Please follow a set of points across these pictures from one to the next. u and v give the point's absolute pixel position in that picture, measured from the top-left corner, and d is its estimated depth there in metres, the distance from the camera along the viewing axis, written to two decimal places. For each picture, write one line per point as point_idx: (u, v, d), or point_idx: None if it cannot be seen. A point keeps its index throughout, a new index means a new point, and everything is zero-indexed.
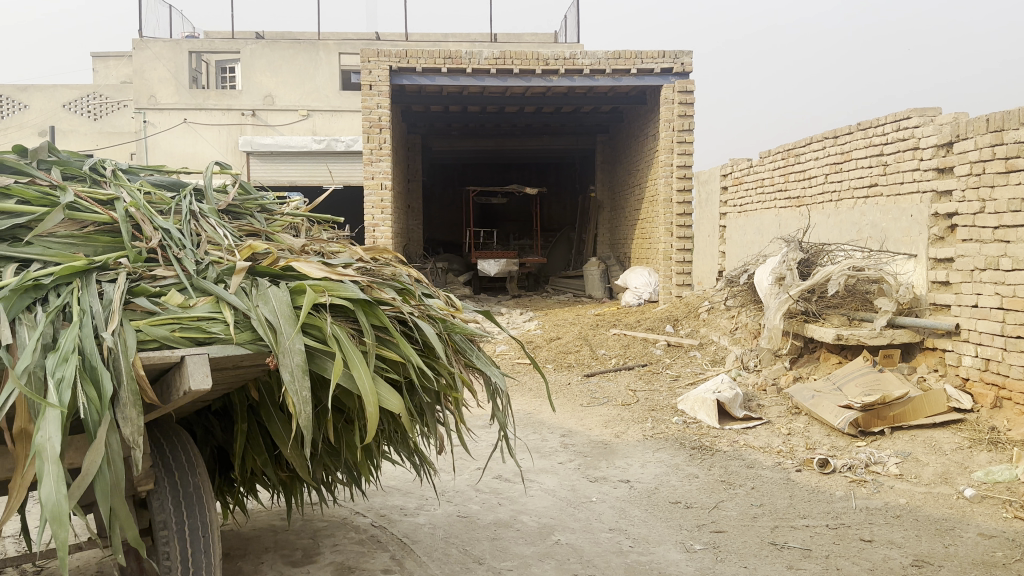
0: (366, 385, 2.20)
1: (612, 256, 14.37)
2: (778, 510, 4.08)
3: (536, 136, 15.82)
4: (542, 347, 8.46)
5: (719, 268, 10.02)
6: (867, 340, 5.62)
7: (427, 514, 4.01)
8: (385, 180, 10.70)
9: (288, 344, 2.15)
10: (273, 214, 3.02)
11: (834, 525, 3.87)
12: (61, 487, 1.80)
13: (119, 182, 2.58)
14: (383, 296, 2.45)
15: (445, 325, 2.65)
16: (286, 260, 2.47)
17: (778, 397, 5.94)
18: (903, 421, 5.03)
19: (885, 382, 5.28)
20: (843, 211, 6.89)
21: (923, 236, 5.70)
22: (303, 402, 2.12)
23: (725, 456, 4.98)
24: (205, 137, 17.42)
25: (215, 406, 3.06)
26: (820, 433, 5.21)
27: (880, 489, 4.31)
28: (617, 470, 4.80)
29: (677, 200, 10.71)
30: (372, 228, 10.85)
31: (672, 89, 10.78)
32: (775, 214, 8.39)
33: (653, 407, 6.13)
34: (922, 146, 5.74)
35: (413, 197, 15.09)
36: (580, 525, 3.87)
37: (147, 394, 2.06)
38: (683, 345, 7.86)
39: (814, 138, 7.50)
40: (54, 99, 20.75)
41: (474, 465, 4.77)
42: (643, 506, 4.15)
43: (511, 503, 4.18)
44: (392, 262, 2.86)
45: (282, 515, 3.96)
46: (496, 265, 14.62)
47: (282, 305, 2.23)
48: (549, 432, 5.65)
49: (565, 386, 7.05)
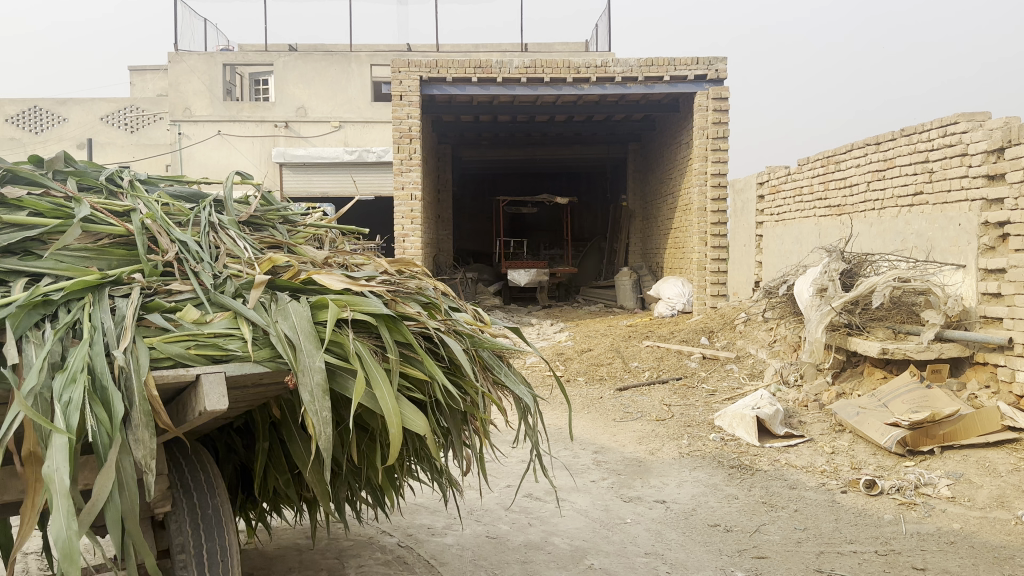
0: (389, 404, 2.08)
1: (644, 266, 14.18)
2: (824, 534, 3.88)
3: (566, 145, 15.73)
4: (573, 359, 8.30)
5: (755, 278, 9.80)
6: (914, 354, 5.38)
7: (456, 534, 3.89)
8: (415, 190, 10.63)
9: (308, 362, 2.04)
10: (296, 225, 2.93)
11: (884, 551, 3.66)
12: (71, 521, 1.70)
13: (136, 194, 2.50)
14: (408, 311, 2.33)
15: (473, 341, 2.53)
16: (307, 273, 2.37)
17: (820, 413, 5.73)
18: (953, 440, 4.81)
19: (934, 399, 5.05)
20: (886, 220, 6.67)
21: (971, 246, 5.46)
22: (323, 423, 2.00)
23: (766, 475, 4.79)
24: (238, 149, 17.64)
25: (237, 423, 2.96)
26: (866, 451, 4.99)
27: (932, 513, 4.09)
28: (652, 489, 4.64)
29: (712, 209, 10.56)
30: (401, 239, 10.81)
31: (706, 96, 10.58)
32: (814, 222, 8.17)
33: (689, 422, 5.94)
34: (971, 152, 5.49)
35: (443, 207, 15.02)
36: (614, 548, 3.71)
37: (161, 415, 1.96)
38: (719, 357, 7.66)
39: (854, 145, 7.29)
40: (93, 112, 21.04)
41: (504, 483, 4.63)
42: (680, 529, 3.98)
43: (542, 524, 4.04)
44: (418, 275, 2.74)
45: (307, 533, 3.85)
46: (526, 275, 14.51)
47: (301, 320, 2.12)
48: (581, 448, 5.50)
49: (597, 400, 6.87)
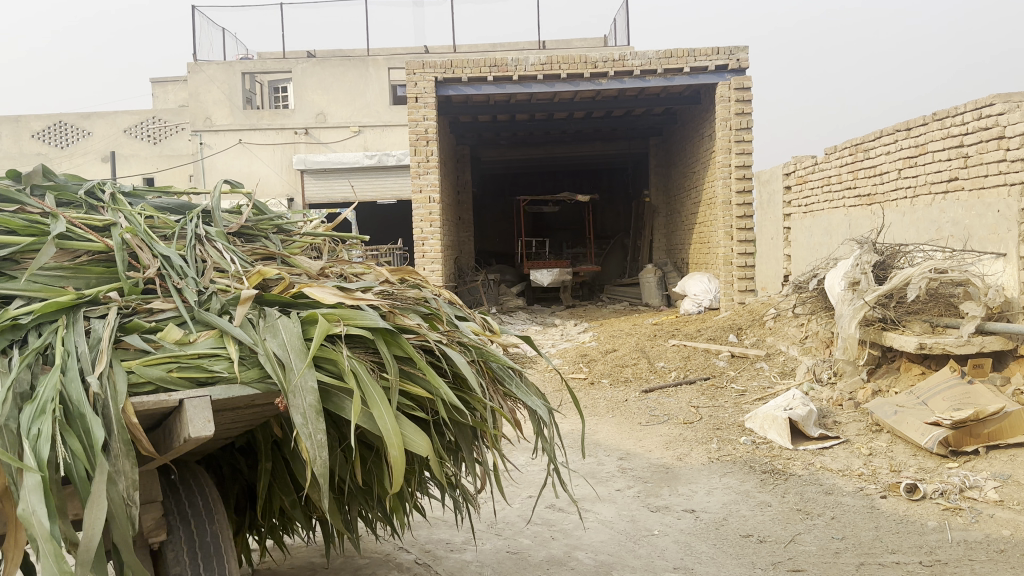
0: (388, 425, 1.94)
1: (669, 262, 13.94)
2: (863, 544, 3.68)
3: (586, 142, 15.55)
4: (597, 361, 8.12)
5: (784, 272, 9.55)
6: (953, 348, 5.13)
7: (476, 549, 3.74)
8: (433, 193, 10.51)
9: (300, 381, 1.89)
10: (292, 235, 2.78)
11: (929, 562, 3.45)
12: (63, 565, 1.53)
13: (117, 207, 2.38)
14: (407, 324, 2.18)
15: (480, 352, 2.37)
16: (299, 286, 2.23)
17: (857, 413, 5.50)
18: (999, 439, 4.57)
19: (976, 395, 4.81)
20: (920, 209, 6.42)
21: (1012, 233, 5.21)
22: (318, 446, 1.86)
23: (800, 480, 4.58)
24: (260, 157, 17.58)
25: (240, 442, 2.80)
26: (905, 453, 4.77)
27: (979, 519, 3.87)
28: (681, 497, 4.45)
29: (737, 202, 10.31)
30: (421, 242, 10.67)
31: (728, 86, 10.34)
32: (844, 213, 7.92)
33: (718, 425, 5.73)
34: (1009, 135, 5.20)
35: (463, 209, 14.90)
36: (641, 563, 3.54)
37: (142, 442, 1.82)
38: (749, 356, 7.45)
39: (883, 131, 7.03)
40: (116, 124, 21.23)
41: (526, 495, 4.48)
42: (710, 541, 3.80)
43: (565, 538, 3.87)
44: (421, 284, 2.58)
45: (321, 552, 3.71)
46: (550, 274, 14.32)
47: (291, 337, 1.98)
48: (605, 455, 5.32)
49: (622, 403, 6.68)
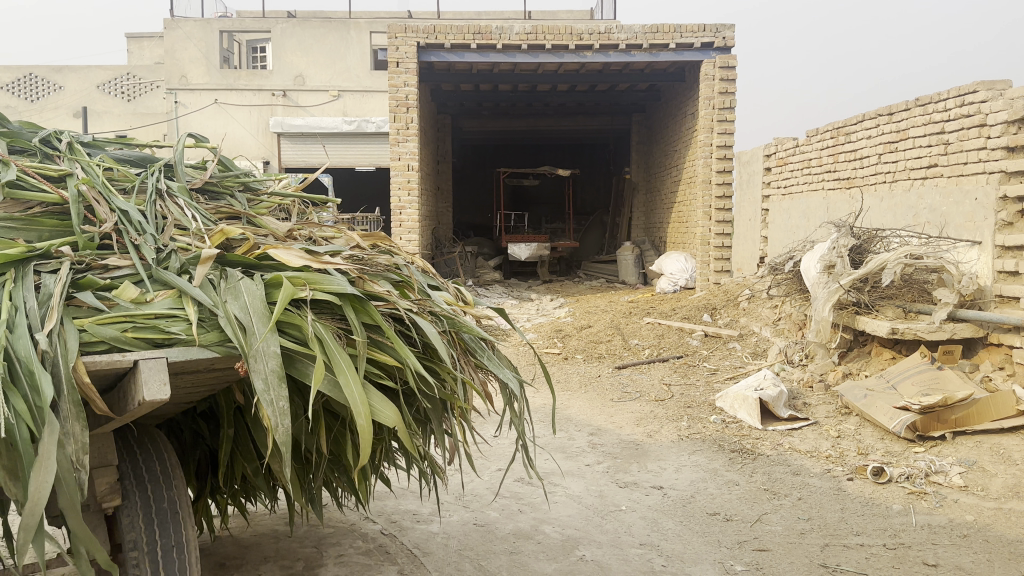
0: (355, 394, 1.87)
1: (647, 240, 13.92)
2: (828, 525, 3.70)
3: (569, 116, 15.44)
4: (572, 336, 8.10)
5: (760, 254, 9.58)
6: (925, 334, 5.16)
7: (442, 521, 3.70)
8: (412, 161, 10.36)
9: (261, 346, 1.82)
10: (259, 194, 2.70)
11: (893, 545, 3.47)
12: None
13: (74, 157, 2.29)
14: (376, 291, 2.11)
15: (452, 322, 2.31)
16: (264, 247, 2.15)
17: (826, 395, 5.54)
18: (966, 425, 4.61)
19: (945, 381, 4.85)
20: (898, 194, 6.41)
21: (989, 221, 5.21)
22: (280, 414, 1.78)
23: (768, 460, 4.60)
24: (236, 118, 17.30)
25: (201, 407, 2.71)
26: (873, 436, 4.79)
27: (943, 504, 3.90)
28: (649, 474, 4.45)
29: (716, 182, 10.28)
30: (398, 210, 10.52)
31: (713, 65, 10.26)
32: (823, 196, 7.91)
33: (689, 403, 5.74)
34: (990, 122, 5.20)
35: (442, 179, 14.74)
36: (607, 538, 3.54)
37: (96, 404, 1.74)
38: (722, 335, 7.47)
39: (866, 115, 7.00)
40: (88, 79, 20.67)
41: (494, 468, 4.47)
42: (677, 518, 3.80)
43: (533, 511, 3.86)
44: (392, 251, 2.51)
45: (286, 520, 3.66)
46: (527, 249, 14.24)
47: (253, 300, 1.91)
48: (576, 430, 5.30)
49: (595, 379, 6.68)
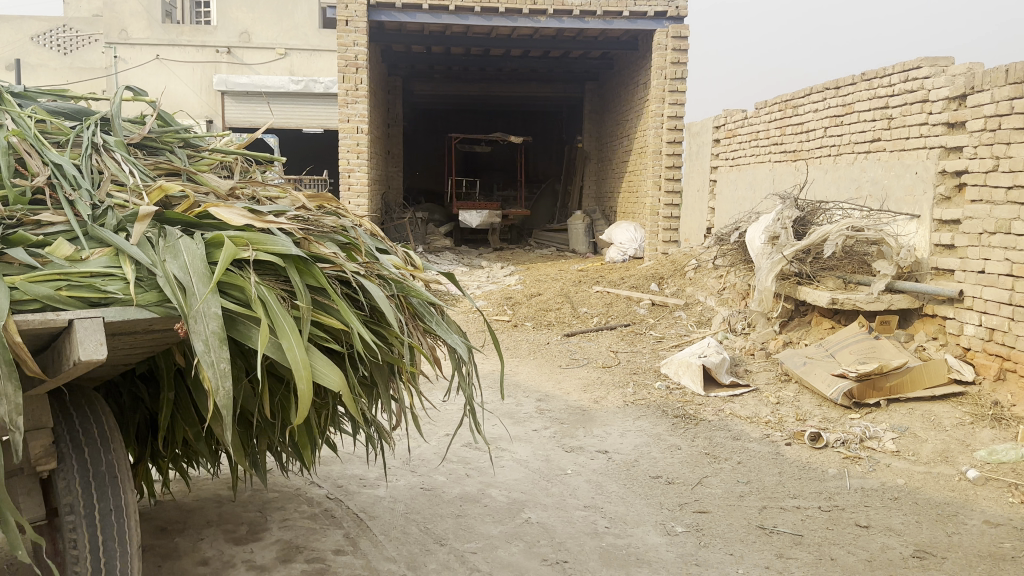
0: (299, 357, 1.84)
1: (598, 209, 13.98)
2: (767, 488, 3.81)
3: (522, 81, 15.32)
4: (521, 304, 8.12)
5: (708, 225, 9.70)
6: (863, 305, 5.30)
7: (389, 486, 3.70)
8: (361, 123, 10.19)
9: (202, 307, 1.79)
10: (200, 150, 2.62)
11: (827, 507, 3.59)
12: None
13: (5, 108, 2.20)
14: (322, 253, 2.08)
15: (400, 287, 2.28)
16: (205, 206, 2.09)
17: (767, 362, 5.67)
18: (899, 392, 4.77)
19: (881, 350, 5.00)
20: (842, 167, 6.54)
21: (928, 195, 5.35)
22: (221, 376, 1.75)
23: (709, 425, 4.70)
24: (178, 74, 16.77)
25: (140, 370, 2.65)
26: (811, 403, 4.94)
27: (876, 468, 4.04)
28: (595, 439, 4.51)
29: (666, 152, 10.35)
30: (347, 173, 10.35)
31: (665, 34, 10.26)
32: (769, 168, 8.03)
33: (635, 370, 5.83)
34: (932, 98, 5.32)
35: (393, 142, 14.54)
36: (553, 501, 3.59)
37: (28, 365, 1.68)
38: (668, 305, 7.57)
39: (813, 88, 7.10)
40: (21, 30, 19.71)
41: (441, 433, 4.48)
42: (621, 481, 3.87)
43: (480, 475, 3.89)
44: (339, 212, 2.47)
45: (229, 485, 3.62)
46: (478, 216, 14.19)
47: (193, 259, 1.86)
48: (524, 396, 5.34)
49: (543, 346, 6.72)
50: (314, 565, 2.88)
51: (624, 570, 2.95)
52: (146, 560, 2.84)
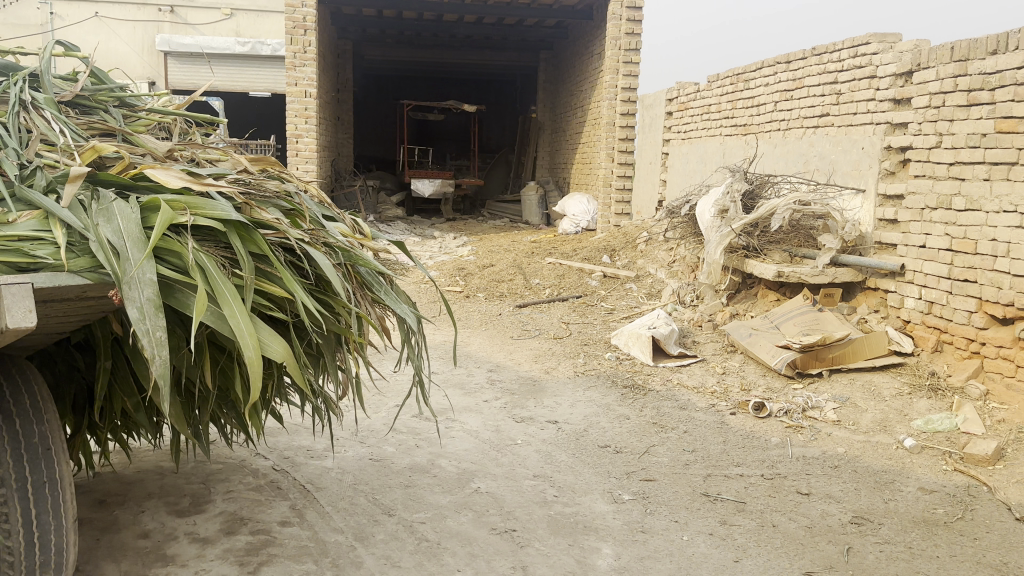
0: (240, 326, 1.79)
1: (551, 180, 13.96)
2: (712, 456, 3.88)
3: (475, 48, 15.14)
4: (473, 274, 8.08)
5: (659, 197, 9.75)
6: (809, 278, 5.39)
7: (336, 457, 3.67)
8: (309, 87, 9.96)
9: (137, 274, 1.72)
10: (136, 110, 2.52)
11: (770, 475, 3.67)
12: None
13: None
14: (264, 219, 2.02)
15: (347, 255, 2.23)
16: (140, 168, 2.01)
17: (714, 334, 5.76)
18: (841, 363, 4.88)
19: (824, 322, 5.10)
20: (791, 141, 6.61)
21: (873, 170, 5.44)
22: (158, 345, 1.69)
23: (657, 395, 4.76)
24: (118, 33, 16.13)
25: (74, 338, 2.55)
26: (756, 373, 5.03)
27: (818, 437, 4.14)
28: (545, 409, 4.53)
29: (620, 124, 10.35)
30: (295, 139, 10.13)
31: (620, 4, 10.19)
32: (720, 141, 8.09)
33: (585, 341, 5.86)
34: (880, 75, 5.40)
35: (343, 108, 14.27)
36: (502, 471, 3.59)
37: None
38: (619, 277, 7.61)
39: (764, 63, 7.13)
40: None
41: (391, 404, 4.45)
42: (570, 450, 3.89)
43: (429, 445, 3.87)
44: (284, 177, 2.40)
45: (172, 456, 3.54)
46: (430, 185, 14.04)
47: (128, 224, 1.79)
48: (475, 366, 5.33)
49: (495, 317, 6.71)
50: (259, 536, 2.84)
51: (572, 538, 2.98)
52: (83, 534, 2.76)
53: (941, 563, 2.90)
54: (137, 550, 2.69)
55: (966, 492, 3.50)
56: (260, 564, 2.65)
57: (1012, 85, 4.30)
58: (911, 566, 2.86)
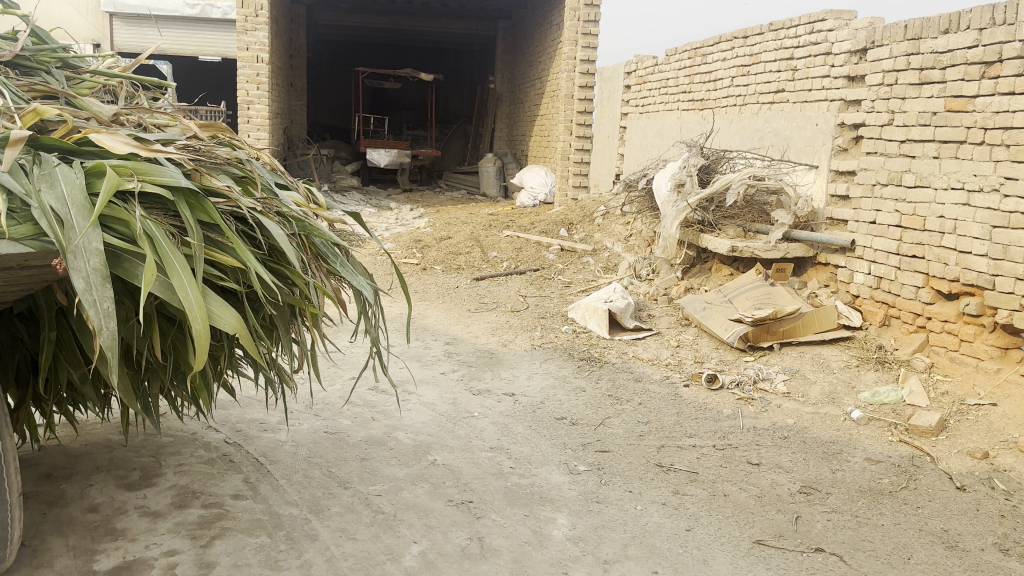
0: (191, 297, 1.74)
1: (509, 152, 13.89)
2: (665, 428, 3.93)
3: (433, 16, 14.92)
4: (431, 247, 8.02)
5: (617, 171, 9.77)
6: (762, 253, 5.47)
7: (291, 430, 3.63)
8: (262, 52, 9.71)
9: (82, 243, 1.67)
10: (80, 72, 2.43)
11: (722, 446, 3.74)
12: None
13: None
14: (215, 186, 1.97)
15: (302, 226, 2.19)
16: (85, 132, 1.94)
17: (669, 307, 5.82)
18: (792, 337, 4.97)
19: (776, 296, 5.18)
20: (747, 117, 6.65)
21: (827, 147, 5.52)
22: (104, 317, 1.64)
23: (613, 368, 4.81)
24: None
25: (17, 308, 2.47)
26: (709, 346, 5.10)
27: (768, 408, 4.22)
28: (502, 381, 4.54)
29: (579, 97, 10.31)
30: (246, 105, 9.88)
31: None
32: (677, 116, 8.12)
33: (542, 314, 5.87)
34: (835, 51, 5.46)
35: (297, 75, 13.97)
36: (459, 443, 3.60)
37: None
38: (576, 250, 7.62)
39: (722, 37, 7.15)
40: None
41: (347, 376, 4.41)
42: (527, 422, 3.91)
43: (386, 418, 3.85)
44: (236, 144, 2.34)
45: (120, 429, 3.47)
46: (387, 155, 13.86)
47: (73, 191, 1.73)
48: (432, 339, 5.31)
49: (452, 289, 6.68)
50: (212, 510, 2.80)
51: (528, 508, 3.00)
52: (29, 508, 2.70)
53: (886, 530, 2.99)
54: (86, 525, 2.64)
55: (910, 462, 3.61)
56: (213, 538, 2.61)
57: (963, 65, 4.38)
58: (857, 534, 2.95)
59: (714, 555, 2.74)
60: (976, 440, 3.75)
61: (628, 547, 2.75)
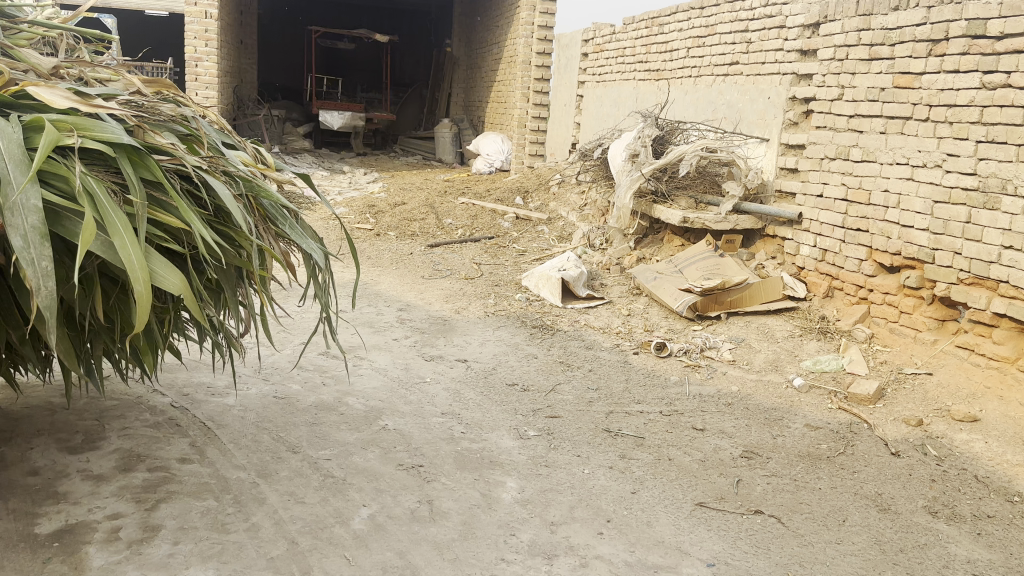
0: (133, 257, 1.70)
1: (465, 118, 13.77)
2: (614, 394, 3.99)
3: None
4: (384, 213, 7.94)
5: (572, 140, 9.76)
6: (712, 225, 5.55)
7: (238, 394, 3.59)
8: (211, 8, 9.43)
9: (20, 200, 1.62)
10: (17, 23, 2.33)
11: (668, 412, 3.81)
12: None
13: None
14: (159, 144, 1.94)
15: (249, 187, 2.16)
16: (22, 85, 1.88)
17: (621, 277, 5.88)
18: (739, 307, 5.05)
19: (725, 267, 5.26)
20: (701, 88, 6.68)
21: (778, 120, 5.58)
22: (44, 276, 1.60)
23: (564, 335, 4.86)
24: None
25: None
26: (659, 315, 5.18)
27: (714, 375, 4.32)
28: (454, 348, 4.56)
29: (536, 64, 10.25)
30: (195, 64, 9.59)
31: None
32: (633, 85, 8.13)
33: (496, 282, 5.88)
34: (789, 25, 5.50)
35: (247, 32, 13.60)
36: (410, 408, 3.61)
37: None
38: (531, 219, 7.63)
39: (678, 7, 7.15)
40: None
41: (296, 341, 4.37)
42: (478, 388, 3.94)
43: (336, 383, 3.84)
44: (180, 100, 2.29)
45: (62, 392, 3.39)
46: (340, 118, 13.63)
47: (10, 144, 1.68)
48: (384, 305, 5.28)
49: (406, 256, 6.63)
50: (158, 473, 2.77)
51: (478, 472, 3.03)
52: None
53: (822, 494, 3.10)
54: (26, 488, 2.59)
55: (848, 428, 3.74)
56: (159, 501, 2.59)
57: (911, 42, 4.47)
58: (795, 497, 3.05)
59: (657, 516, 2.81)
60: (911, 407, 3.90)
61: (575, 509, 2.81)
